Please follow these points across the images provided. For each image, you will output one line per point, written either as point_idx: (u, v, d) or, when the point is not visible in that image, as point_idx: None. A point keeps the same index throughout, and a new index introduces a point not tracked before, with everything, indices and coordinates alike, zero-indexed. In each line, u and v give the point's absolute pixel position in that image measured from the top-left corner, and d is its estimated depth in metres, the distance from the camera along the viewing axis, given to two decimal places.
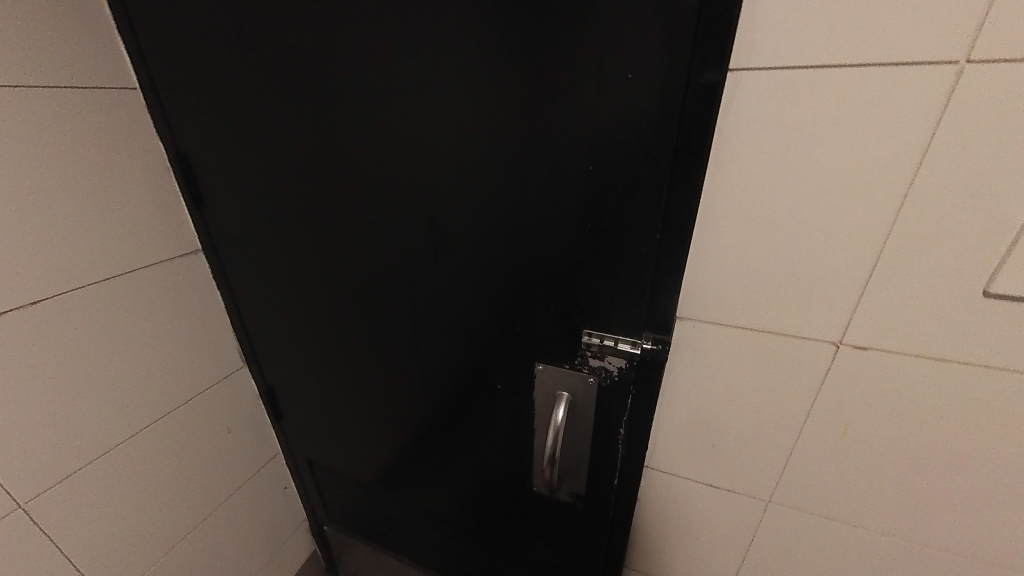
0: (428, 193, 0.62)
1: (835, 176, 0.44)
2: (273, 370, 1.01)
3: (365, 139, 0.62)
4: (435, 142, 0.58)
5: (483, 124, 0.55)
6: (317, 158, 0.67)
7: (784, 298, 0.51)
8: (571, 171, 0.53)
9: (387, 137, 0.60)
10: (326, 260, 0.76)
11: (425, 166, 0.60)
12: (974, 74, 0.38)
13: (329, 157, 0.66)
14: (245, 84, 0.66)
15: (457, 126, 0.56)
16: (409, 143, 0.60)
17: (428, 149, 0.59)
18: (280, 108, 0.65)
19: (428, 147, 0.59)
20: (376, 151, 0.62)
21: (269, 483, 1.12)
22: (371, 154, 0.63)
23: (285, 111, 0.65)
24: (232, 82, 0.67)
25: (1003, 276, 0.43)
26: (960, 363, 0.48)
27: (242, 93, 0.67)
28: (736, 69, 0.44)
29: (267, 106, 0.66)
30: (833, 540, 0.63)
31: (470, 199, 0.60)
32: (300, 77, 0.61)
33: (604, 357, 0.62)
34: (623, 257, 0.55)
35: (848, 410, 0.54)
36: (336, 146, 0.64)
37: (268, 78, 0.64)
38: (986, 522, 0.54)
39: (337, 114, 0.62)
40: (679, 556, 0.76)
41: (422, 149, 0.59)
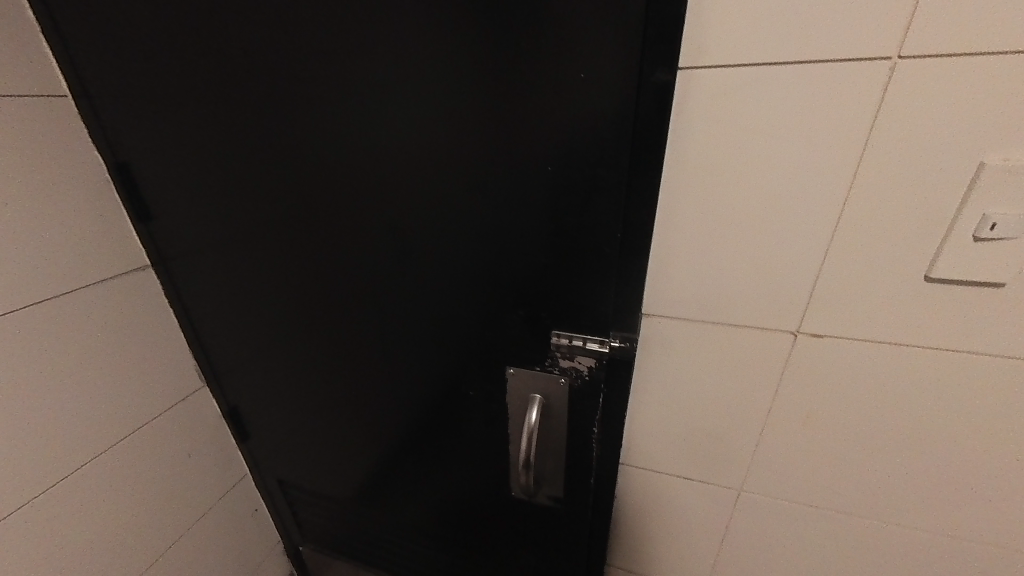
0: (387, 199, 0.60)
1: (784, 170, 0.46)
2: (235, 389, 0.96)
3: (318, 144, 0.59)
4: (391, 146, 0.56)
5: (441, 126, 0.53)
6: (268, 165, 0.64)
7: (743, 291, 0.52)
8: (531, 172, 0.52)
9: (342, 142, 0.58)
10: (284, 271, 0.73)
11: (383, 170, 0.58)
12: (907, 68, 0.39)
13: (281, 164, 0.63)
14: (186, 89, 0.62)
15: (413, 129, 0.54)
16: (365, 146, 0.57)
17: (386, 153, 0.57)
18: (226, 113, 0.62)
19: (385, 152, 0.57)
20: (330, 156, 0.60)
21: (236, 507, 1.06)
22: (326, 159, 0.60)
23: (230, 117, 0.62)
24: (170, 85, 0.63)
25: (942, 262, 0.45)
26: (907, 347, 0.50)
27: (183, 99, 0.63)
28: (687, 68, 0.44)
29: (212, 110, 0.62)
30: (801, 523, 0.65)
31: (431, 203, 0.58)
32: (244, 79, 0.58)
33: (574, 357, 0.61)
34: (587, 256, 0.55)
35: (809, 397, 0.56)
36: (288, 152, 0.62)
37: (210, 83, 0.60)
38: (937, 496, 0.57)
39: (287, 119, 0.59)
40: (658, 551, 0.77)
41: (380, 153, 0.57)
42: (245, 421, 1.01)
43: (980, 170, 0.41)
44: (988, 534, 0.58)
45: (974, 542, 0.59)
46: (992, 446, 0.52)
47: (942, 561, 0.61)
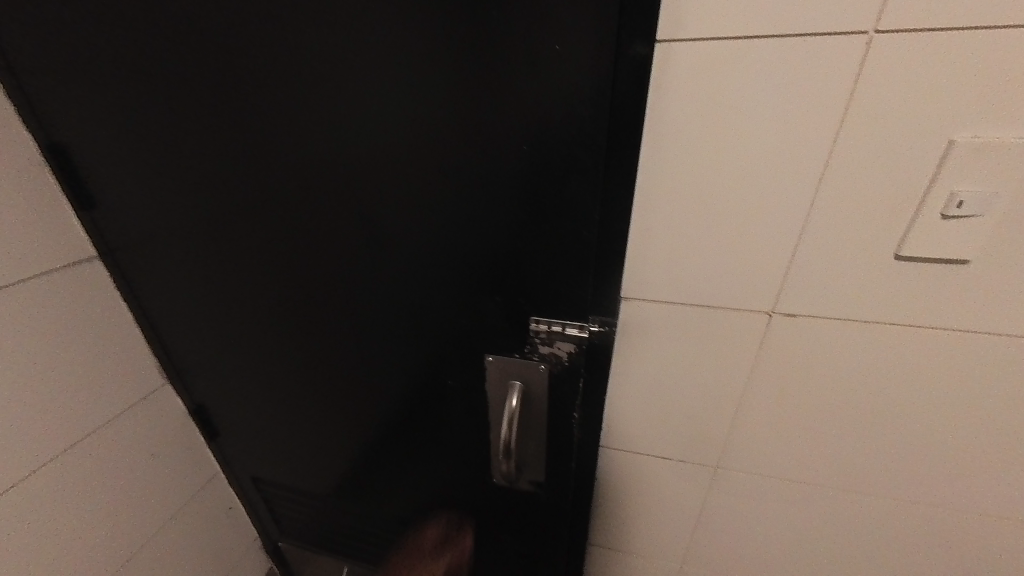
0: (353, 183, 0.57)
1: (762, 149, 0.45)
2: (200, 386, 0.91)
3: (275, 125, 0.55)
4: (355, 126, 0.53)
5: (407, 104, 0.50)
6: (221, 147, 0.59)
7: (720, 272, 0.52)
8: (505, 152, 0.50)
9: (301, 122, 0.54)
10: (246, 262, 0.69)
11: (347, 151, 0.55)
12: (883, 44, 0.39)
13: (236, 145, 0.58)
14: (122, 65, 0.57)
15: (378, 107, 0.51)
16: (326, 126, 0.54)
17: (349, 133, 0.53)
18: (169, 91, 0.57)
19: (349, 131, 0.53)
20: (288, 137, 0.56)
21: (208, 504, 1.03)
22: (284, 140, 0.56)
23: (175, 96, 0.57)
24: (101, 57, 0.57)
25: (911, 240, 0.45)
26: (875, 325, 0.51)
27: (120, 76, 0.58)
28: (665, 40, 0.43)
29: (152, 86, 0.57)
30: (774, 497, 0.67)
31: (400, 186, 0.55)
32: (188, 54, 0.53)
33: (553, 343, 0.61)
34: (565, 241, 0.53)
35: (781, 375, 0.57)
36: (242, 134, 0.57)
37: (149, 57, 0.55)
38: (901, 466, 0.60)
39: (238, 96, 0.54)
40: (639, 529, 0.79)
41: (343, 133, 0.53)
42: (213, 419, 0.97)
43: (950, 148, 0.41)
44: (949, 499, 0.60)
45: (937, 508, 0.61)
46: (952, 417, 0.54)
47: (910, 526, 0.64)
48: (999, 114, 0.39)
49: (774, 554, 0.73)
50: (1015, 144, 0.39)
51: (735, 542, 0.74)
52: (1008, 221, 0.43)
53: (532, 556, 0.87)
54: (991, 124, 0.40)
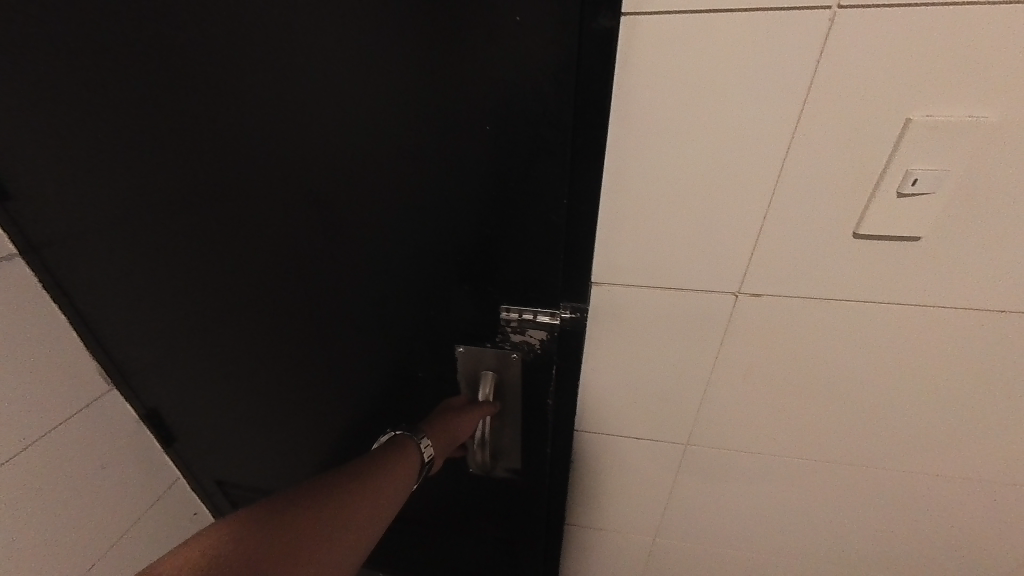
0: (308, 166, 0.54)
1: (728, 128, 0.44)
2: (150, 390, 0.85)
3: (220, 103, 0.52)
4: (308, 106, 0.50)
5: (364, 81, 0.48)
6: (162, 129, 0.55)
7: (688, 255, 0.52)
8: (468, 134, 0.48)
9: (249, 101, 0.51)
10: (196, 255, 0.64)
11: (302, 132, 0.52)
12: (845, 20, 0.38)
13: (179, 126, 0.54)
14: (44, 38, 0.52)
15: (332, 84, 0.48)
16: (279, 105, 0.50)
17: (304, 112, 0.50)
18: (102, 68, 0.52)
19: (304, 111, 0.50)
20: (235, 117, 0.52)
21: (170, 511, 0.98)
22: (233, 121, 0.52)
23: (106, 72, 0.52)
24: (22, 29, 0.52)
25: (869, 218, 0.46)
26: (835, 302, 0.52)
27: (41, 51, 0.52)
28: (630, 14, 0.41)
29: (82, 61, 0.52)
30: (741, 469, 0.70)
31: (360, 169, 0.52)
32: (121, 26, 0.49)
33: (524, 331, 0.60)
34: (534, 227, 0.52)
35: (748, 354, 0.58)
36: (184, 113, 0.53)
37: (78, 29, 0.50)
38: (858, 435, 0.63)
39: (180, 73, 0.51)
40: (615, 508, 0.80)
41: (298, 112, 0.50)
42: (168, 425, 0.91)
43: (907, 126, 0.41)
44: (901, 463, 0.64)
45: (889, 472, 0.65)
46: (904, 386, 0.57)
47: (869, 490, 0.68)
48: (953, 92, 0.40)
49: (741, 523, 0.77)
50: (964, 121, 0.41)
51: (706, 514, 0.77)
52: (957, 198, 0.44)
53: (511, 541, 0.87)
54: (944, 103, 0.40)
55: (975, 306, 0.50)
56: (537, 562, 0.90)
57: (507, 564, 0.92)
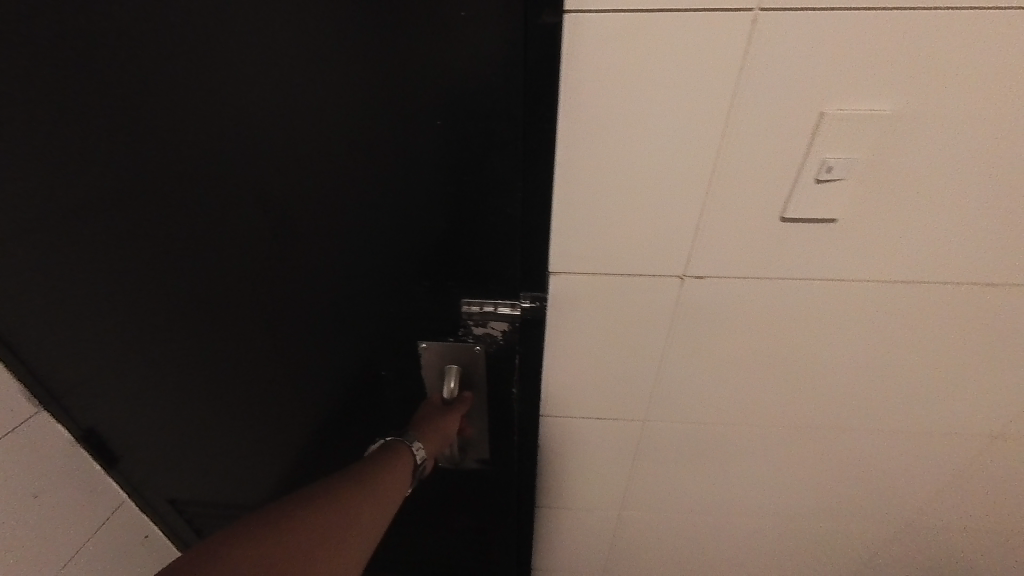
0: (251, 163, 0.51)
1: (668, 121, 0.47)
2: (87, 409, 0.79)
3: (152, 96, 0.49)
4: (248, 98, 0.48)
5: (308, 74, 0.46)
6: (88, 124, 0.51)
7: (637, 241, 0.55)
8: (420, 128, 0.48)
9: (186, 95, 0.49)
10: (133, 259, 0.60)
11: (244, 127, 0.49)
12: (765, 21, 0.42)
13: (110, 122, 0.51)
14: None
15: (274, 77, 0.47)
16: (220, 99, 0.48)
17: (246, 106, 0.48)
18: (17, 58, 0.48)
19: (245, 105, 0.48)
20: (172, 112, 0.50)
21: (118, 534, 0.92)
22: (170, 116, 0.50)
23: (20, 61, 0.48)
24: None
25: (794, 204, 0.51)
26: (769, 280, 0.57)
27: None
28: (573, 9, 0.42)
29: None
30: (694, 441, 0.75)
31: (309, 165, 0.51)
32: (37, 14, 0.46)
33: (486, 324, 0.61)
34: (491, 220, 0.53)
35: (696, 333, 0.62)
36: (113, 107, 0.50)
37: None
38: (793, 400, 0.69)
39: (109, 66, 0.48)
40: (582, 487, 0.84)
41: (239, 106, 0.48)
42: (109, 445, 0.84)
43: (820, 119, 0.46)
44: (832, 423, 0.71)
45: (822, 433, 0.72)
46: (829, 354, 0.63)
47: (804, 450, 0.75)
48: (858, 87, 0.45)
49: (697, 491, 0.83)
50: (869, 114, 0.46)
51: (665, 486, 0.82)
52: (864, 184, 0.50)
53: (485, 529, 0.89)
54: (851, 98, 0.45)
55: (883, 279, 0.56)
56: (511, 546, 0.92)
57: (482, 552, 0.94)
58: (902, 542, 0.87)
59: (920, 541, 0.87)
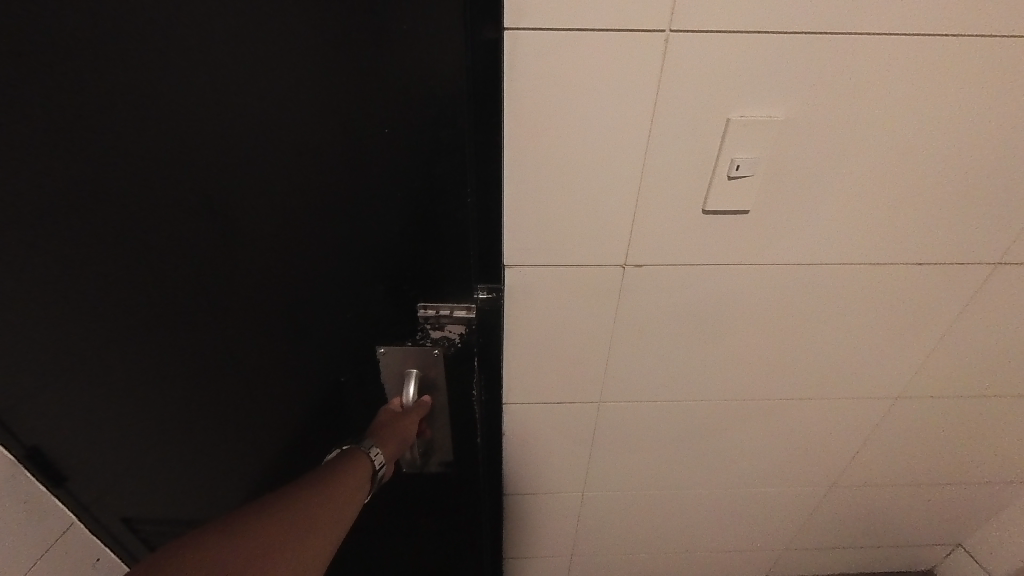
0: (205, 170, 0.53)
1: (599, 126, 0.53)
2: (30, 427, 0.75)
3: (101, 107, 0.49)
4: (203, 108, 0.50)
5: (263, 85, 0.49)
6: (28, 132, 0.51)
7: (582, 234, 0.61)
8: (373, 135, 0.51)
9: (134, 105, 0.49)
10: (80, 271, 0.59)
11: (198, 136, 0.51)
12: (675, 40, 0.49)
13: (55, 132, 0.50)
14: None
15: (230, 88, 0.49)
16: (173, 108, 0.50)
17: (201, 116, 0.50)
18: None
19: (199, 113, 0.50)
20: (122, 121, 0.50)
21: (64, 559, 0.88)
22: (119, 125, 0.50)
23: None
24: None
25: (713, 197, 0.58)
26: (698, 267, 0.64)
27: None
28: (511, 27, 0.47)
29: None
30: (646, 419, 0.82)
31: (266, 171, 0.53)
32: None
33: (443, 326, 0.65)
34: (443, 224, 0.57)
35: (640, 318, 0.69)
36: (56, 115, 0.50)
37: None
38: (727, 377, 0.77)
39: (54, 79, 0.48)
40: (546, 471, 0.89)
41: (194, 116, 0.50)
42: (55, 464, 0.80)
43: (728, 124, 0.53)
44: (762, 394, 0.80)
45: (754, 404, 0.81)
46: (755, 332, 0.72)
47: (742, 421, 0.83)
48: (755, 97, 0.52)
49: (652, 467, 0.90)
50: (765, 120, 0.53)
51: (623, 464, 0.89)
52: (769, 180, 0.58)
53: (454, 531, 0.90)
54: (752, 106, 0.53)
55: (793, 262, 0.65)
56: (480, 542, 0.94)
57: (451, 554, 0.94)
58: (832, 497, 0.98)
59: (847, 495, 0.98)
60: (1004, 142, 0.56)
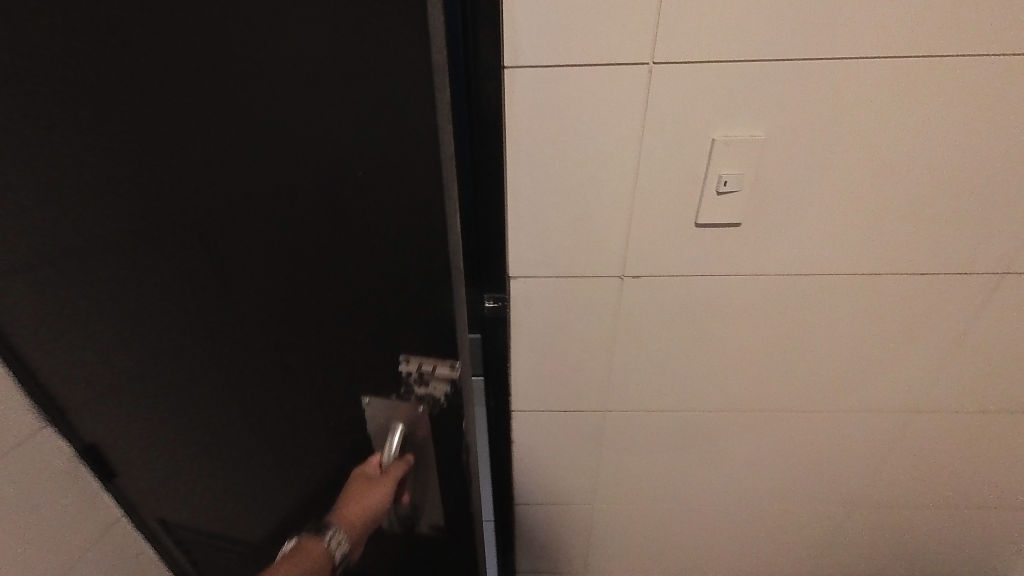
0: (185, 206, 0.49)
1: (592, 150, 0.59)
2: (89, 425, 0.84)
3: (98, 144, 0.49)
4: (174, 142, 0.46)
5: (221, 115, 0.42)
6: (49, 164, 0.53)
7: (580, 247, 0.65)
8: (336, 173, 0.43)
9: (122, 141, 0.47)
10: (109, 295, 0.63)
11: (176, 173, 0.47)
12: (658, 70, 0.54)
13: (71, 168, 0.52)
14: None
15: (193, 123, 0.44)
16: (150, 143, 0.46)
17: (175, 150, 0.46)
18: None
19: (173, 148, 0.46)
20: (115, 158, 0.49)
21: (111, 550, 0.96)
22: (115, 161, 0.49)
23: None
24: None
25: (705, 211, 0.62)
26: (695, 277, 0.67)
27: None
28: (509, 65, 0.54)
29: None
30: (653, 429, 0.83)
31: (235, 210, 0.48)
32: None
33: (428, 383, 0.58)
34: (420, 275, 0.49)
35: (642, 328, 0.72)
36: (65, 148, 0.51)
37: None
38: (733, 388, 0.78)
39: (61, 117, 0.49)
40: (557, 481, 0.90)
41: (169, 151, 0.46)
42: (109, 460, 0.89)
43: (714, 144, 0.57)
44: (771, 406, 0.80)
45: (763, 416, 0.81)
46: (758, 342, 0.73)
47: (753, 434, 0.83)
48: (738, 118, 0.56)
49: (663, 481, 0.90)
50: (749, 139, 0.57)
51: (633, 476, 0.89)
52: (757, 194, 0.61)
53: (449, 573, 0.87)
54: (736, 127, 0.57)
55: (790, 272, 0.67)
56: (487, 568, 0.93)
57: None
58: (855, 519, 0.94)
59: (870, 517, 0.94)
60: (998, 152, 0.57)
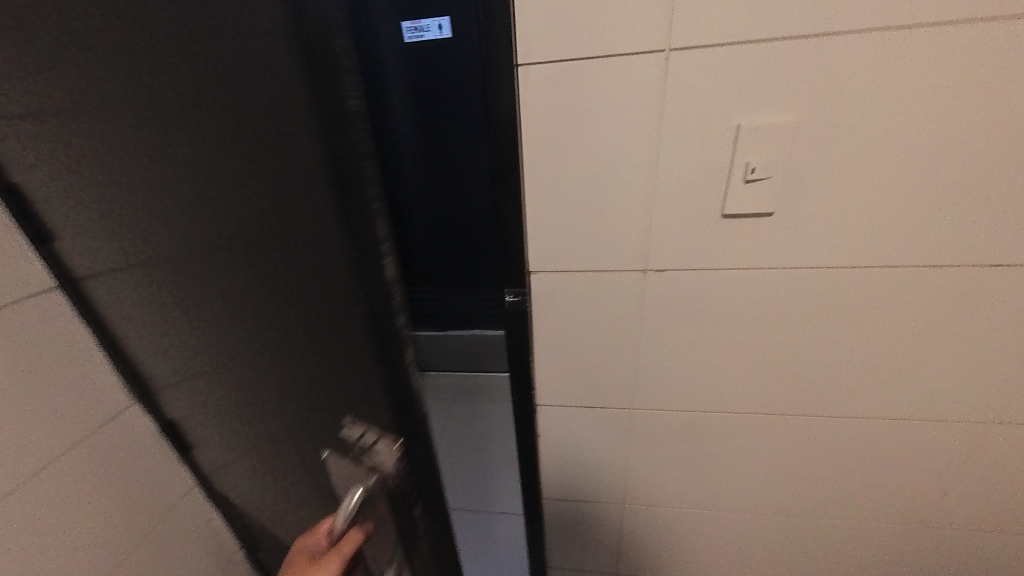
0: (197, 252, 0.55)
1: (608, 141, 0.58)
2: None
3: (125, 188, 0.54)
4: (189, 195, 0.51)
5: (222, 177, 0.50)
6: (79, 203, 0.57)
7: (599, 241, 0.65)
8: (309, 238, 0.52)
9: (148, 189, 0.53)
10: (131, 325, 0.67)
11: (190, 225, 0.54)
12: (676, 58, 0.53)
13: (98, 209, 0.56)
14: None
15: (208, 171, 0.50)
16: (171, 195, 0.52)
17: (192, 201, 0.52)
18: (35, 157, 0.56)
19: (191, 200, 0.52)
20: (140, 205, 0.54)
21: None
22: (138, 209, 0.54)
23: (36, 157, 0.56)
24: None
25: (731, 201, 0.59)
26: (724, 271, 0.64)
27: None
28: (523, 64, 0.56)
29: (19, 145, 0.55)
30: (684, 431, 0.80)
31: (234, 266, 0.54)
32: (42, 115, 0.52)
33: (371, 454, 0.57)
34: (365, 336, 0.57)
35: (669, 324, 0.70)
36: (96, 189, 0.55)
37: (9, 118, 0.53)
38: (772, 390, 0.73)
39: (95, 158, 0.53)
40: (584, 478, 0.90)
41: (187, 201, 0.52)
42: None
43: (738, 131, 0.55)
44: (817, 412, 0.73)
45: (808, 423, 0.75)
46: (798, 342, 0.68)
47: (794, 440, 0.77)
48: (766, 100, 0.53)
49: (697, 486, 0.86)
50: (779, 122, 0.54)
51: (664, 477, 0.86)
52: (790, 181, 0.57)
53: None
54: (762, 112, 0.54)
55: (832, 265, 0.61)
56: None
57: None
58: (921, 543, 0.84)
59: (941, 541, 0.83)
60: None
